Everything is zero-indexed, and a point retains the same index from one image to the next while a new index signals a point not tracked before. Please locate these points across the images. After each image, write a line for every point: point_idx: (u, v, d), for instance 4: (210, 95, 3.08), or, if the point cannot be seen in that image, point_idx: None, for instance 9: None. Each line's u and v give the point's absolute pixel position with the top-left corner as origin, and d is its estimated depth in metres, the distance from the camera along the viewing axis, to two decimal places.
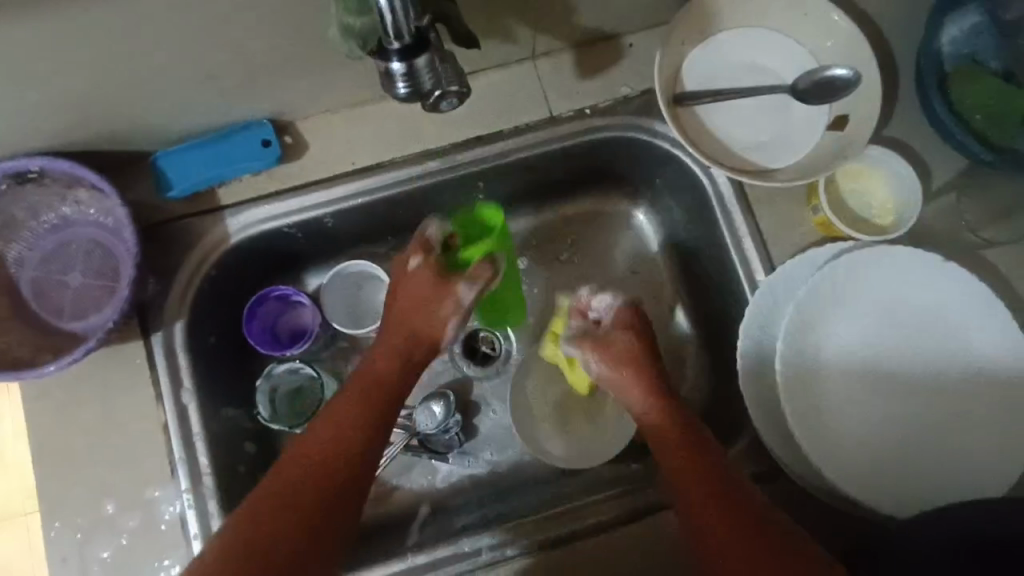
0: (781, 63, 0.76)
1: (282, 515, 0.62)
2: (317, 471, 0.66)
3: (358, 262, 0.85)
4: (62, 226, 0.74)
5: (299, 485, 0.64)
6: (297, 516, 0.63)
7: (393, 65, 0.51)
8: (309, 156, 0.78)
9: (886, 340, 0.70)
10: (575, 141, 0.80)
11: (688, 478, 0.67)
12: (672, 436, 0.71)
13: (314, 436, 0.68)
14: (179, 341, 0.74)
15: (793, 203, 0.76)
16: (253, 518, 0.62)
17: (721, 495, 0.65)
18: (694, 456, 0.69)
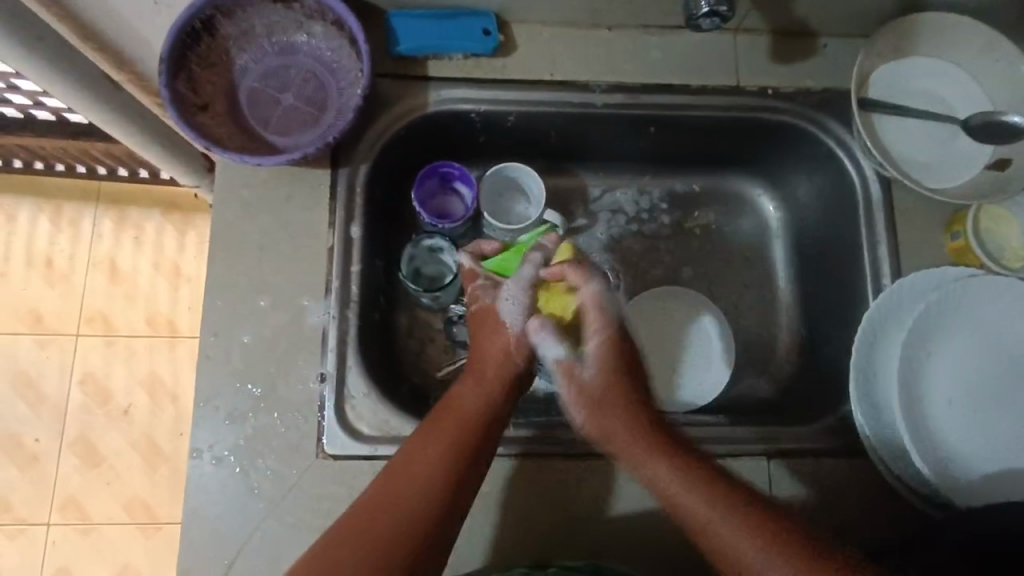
0: (959, 99, 0.83)
1: (436, 469, 0.65)
2: (448, 444, 0.67)
3: (516, 166, 0.91)
4: (288, 51, 0.82)
5: (435, 461, 0.65)
6: (447, 474, 0.65)
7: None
8: (515, 57, 0.85)
9: (993, 368, 0.75)
10: (751, 114, 0.87)
11: (732, 508, 0.63)
12: (708, 480, 0.66)
13: (442, 418, 0.69)
14: (360, 180, 0.81)
15: (933, 225, 0.82)
16: (414, 472, 0.65)
17: (714, 480, 0.66)
18: (693, 456, 0.68)
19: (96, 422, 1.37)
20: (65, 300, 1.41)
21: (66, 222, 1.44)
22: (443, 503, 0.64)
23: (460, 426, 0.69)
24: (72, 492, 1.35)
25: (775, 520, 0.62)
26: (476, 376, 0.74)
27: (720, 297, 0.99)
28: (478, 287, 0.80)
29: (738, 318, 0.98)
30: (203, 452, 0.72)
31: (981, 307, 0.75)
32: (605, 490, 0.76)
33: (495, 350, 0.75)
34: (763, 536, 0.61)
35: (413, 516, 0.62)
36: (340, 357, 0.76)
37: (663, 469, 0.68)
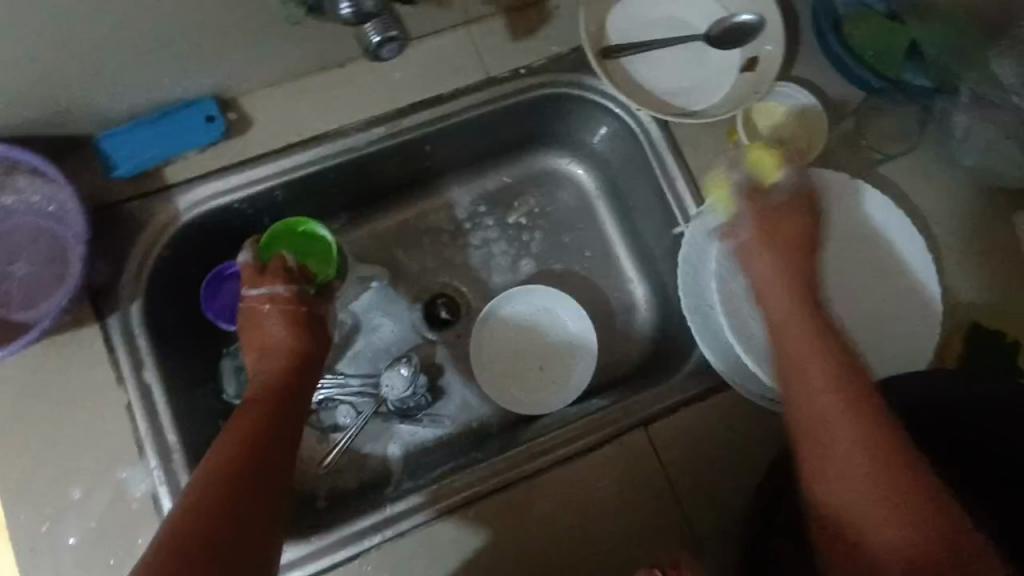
0: (694, 15, 0.82)
1: (233, 477, 0.58)
2: (243, 447, 0.61)
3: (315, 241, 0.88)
4: (4, 216, 0.73)
5: (226, 470, 0.58)
6: (238, 477, 0.58)
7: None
8: (253, 131, 0.79)
9: (828, 278, 0.78)
10: (514, 98, 0.84)
11: (874, 417, 0.57)
12: (860, 402, 0.58)
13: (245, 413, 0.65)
14: (137, 321, 0.73)
15: (716, 141, 0.82)
16: (208, 488, 0.56)
17: (869, 414, 0.57)
18: (832, 364, 0.62)
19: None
20: None
21: None
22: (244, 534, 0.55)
23: (244, 432, 0.63)
24: None
25: (910, 488, 0.53)
26: (268, 362, 0.72)
27: (568, 276, 0.98)
28: (281, 270, 0.76)
29: (592, 291, 0.97)
30: None
31: None
32: (508, 527, 0.73)
33: (280, 323, 0.74)
34: (875, 490, 0.54)
35: (201, 548, 0.52)
36: None
37: (833, 386, 0.60)
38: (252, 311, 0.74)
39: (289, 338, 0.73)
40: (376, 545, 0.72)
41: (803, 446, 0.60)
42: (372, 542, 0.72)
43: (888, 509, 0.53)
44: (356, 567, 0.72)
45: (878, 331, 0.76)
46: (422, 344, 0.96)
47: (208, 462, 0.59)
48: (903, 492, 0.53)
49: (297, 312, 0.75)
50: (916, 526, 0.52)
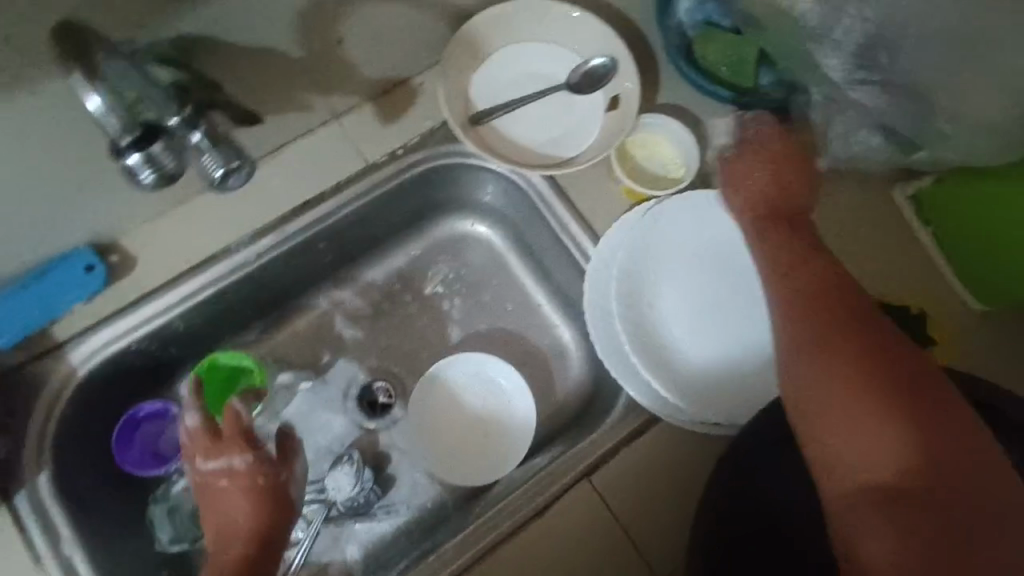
0: (552, 67, 0.85)
1: None
2: None
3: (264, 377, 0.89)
4: None
5: None
6: None
7: (129, 160, 0.58)
8: (139, 268, 0.78)
9: (731, 289, 0.79)
10: (397, 179, 0.85)
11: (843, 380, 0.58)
12: (847, 360, 0.59)
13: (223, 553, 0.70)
14: (46, 492, 0.70)
15: (600, 181, 0.84)
16: None
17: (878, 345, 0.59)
18: (832, 306, 0.63)
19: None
20: None
21: None
22: None
23: None
24: None
25: (911, 406, 0.56)
26: (226, 535, 0.72)
27: (496, 334, 0.98)
28: (241, 438, 0.75)
29: (522, 344, 0.97)
30: None
31: (664, 237, 0.79)
32: None
33: (239, 500, 0.73)
34: (872, 401, 0.57)
35: None
36: None
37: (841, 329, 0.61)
38: (211, 484, 0.75)
39: (248, 513, 0.72)
40: None
41: (812, 396, 0.59)
42: None
43: (879, 445, 0.55)
44: None
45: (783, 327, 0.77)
46: (364, 436, 0.94)
47: None
48: (893, 406, 0.56)
49: (258, 486, 0.74)
50: (932, 430, 0.55)
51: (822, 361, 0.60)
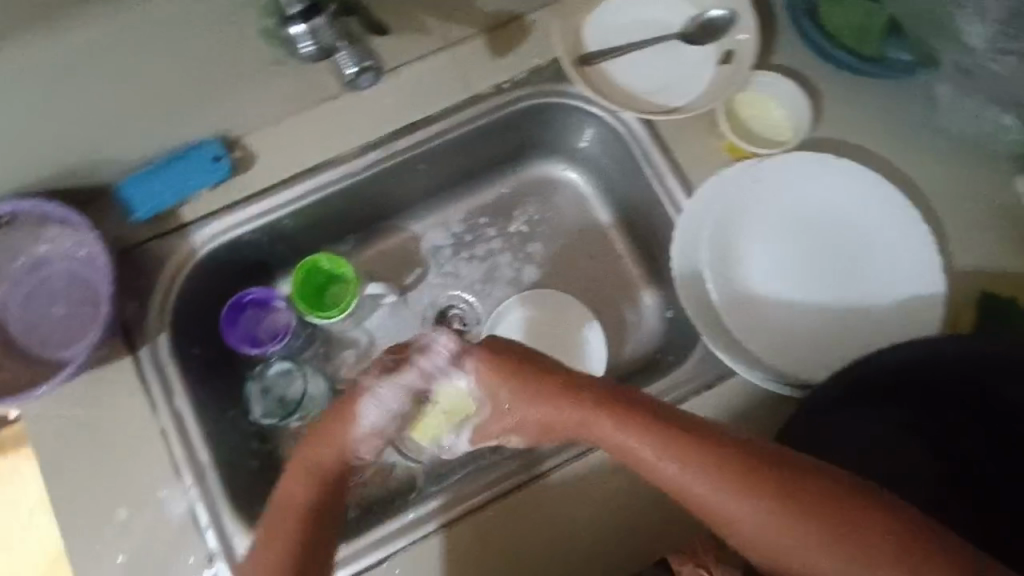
0: (668, 14, 0.84)
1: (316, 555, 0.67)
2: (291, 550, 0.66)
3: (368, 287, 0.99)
4: (38, 265, 0.79)
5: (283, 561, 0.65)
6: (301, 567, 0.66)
7: (296, 29, 0.70)
8: (259, 166, 0.84)
9: (830, 246, 0.78)
10: (503, 113, 0.88)
11: (730, 475, 0.62)
12: (665, 438, 0.65)
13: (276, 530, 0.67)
14: (165, 352, 0.79)
15: (701, 133, 0.83)
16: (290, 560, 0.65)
17: (765, 472, 0.62)
18: (741, 466, 0.62)
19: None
20: None
21: None
22: None
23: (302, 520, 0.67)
24: None
25: (763, 469, 0.62)
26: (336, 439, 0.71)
27: (573, 279, 1.00)
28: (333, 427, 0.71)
29: (597, 291, 0.99)
30: None
31: (763, 196, 0.79)
32: (531, 518, 0.77)
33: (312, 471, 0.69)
34: (761, 484, 0.61)
35: None
36: (219, 529, 0.75)
37: (684, 477, 0.63)
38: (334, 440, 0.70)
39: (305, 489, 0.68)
40: (404, 548, 0.76)
41: (668, 481, 0.64)
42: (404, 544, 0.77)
43: (775, 520, 0.61)
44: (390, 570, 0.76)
45: (882, 288, 0.76)
46: None
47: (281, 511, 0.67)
48: (754, 467, 0.62)
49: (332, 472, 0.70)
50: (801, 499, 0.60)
51: (672, 455, 0.64)
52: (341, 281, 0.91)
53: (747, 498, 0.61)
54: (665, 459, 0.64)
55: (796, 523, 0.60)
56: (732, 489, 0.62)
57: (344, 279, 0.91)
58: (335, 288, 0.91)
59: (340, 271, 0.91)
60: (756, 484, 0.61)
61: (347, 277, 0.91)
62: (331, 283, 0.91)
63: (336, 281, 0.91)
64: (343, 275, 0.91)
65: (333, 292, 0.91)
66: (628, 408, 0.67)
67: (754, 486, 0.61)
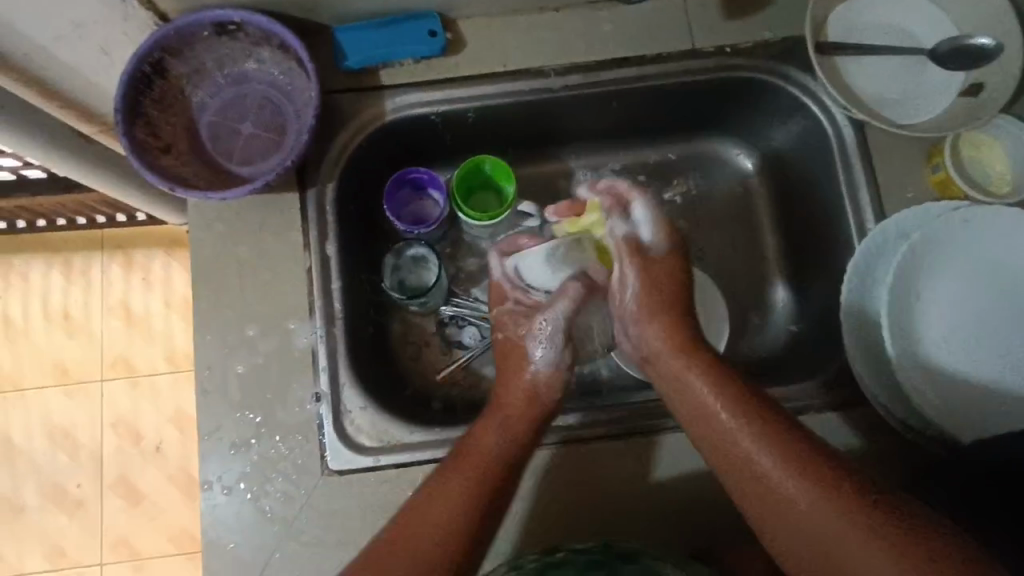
0: (922, 29, 0.79)
1: (487, 490, 0.67)
2: (471, 485, 0.67)
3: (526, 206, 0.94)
4: (242, 80, 0.83)
5: (461, 500, 0.66)
6: (469, 507, 0.66)
7: None
8: (465, 53, 0.84)
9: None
10: (715, 77, 0.85)
11: (787, 463, 0.61)
12: (740, 411, 0.66)
13: (451, 478, 0.67)
14: (329, 199, 0.81)
15: (913, 159, 0.80)
16: (467, 489, 0.67)
17: (813, 467, 0.60)
18: (782, 442, 0.62)
19: (134, 460, 1.40)
20: (86, 349, 1.43)
21: (78, 274, 1.45)
22: (460, 538, 0.64)
23: (483, 465, 0.69)
24: (121, 534, 1.38)
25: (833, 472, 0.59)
26: (512, 377, 0.77)
27: (709, 262, 0.97)
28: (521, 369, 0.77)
29: (730, 284, 0.96)
30: (213, 484, 0.75)
31: (974, 241, 0.73)
32: (618, 471, 0.76)
33: (519, 389, 0.76)
34: (796, 473, 0.60)
35: (450, 542, 0.64)
36: (332, 376, 0.78)
37: (754, 457, 0.63)
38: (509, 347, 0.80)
39: (507, 430, 0.72)
40: None
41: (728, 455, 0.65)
42: None
43: (832, 524, 0.57)
44: None
45: None
46: None
47: (480, 447, 0.70)
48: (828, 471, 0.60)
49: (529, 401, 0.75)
50: (854, 507, 0.57)
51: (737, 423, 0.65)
52: (503, 192, 0.91)
53: (802, 482, 0.59)
54: (732, 426, 0.65)
55: (835, 512, 0.57)
56: (790, 474, 0.60)
57: (508, 193, 0.91)
58: (496, 199, 0.92)
59: (505, 183, 0.90)
60: (793, 468, 0.60)
61: (510, 190, 0.90)
62: (493, 191, 0.92)
63: (500, 190, 0.91)
64: (508, 188, 0.90)
65: (495, 200, 0.92)
66: (734, 399, 0.67)
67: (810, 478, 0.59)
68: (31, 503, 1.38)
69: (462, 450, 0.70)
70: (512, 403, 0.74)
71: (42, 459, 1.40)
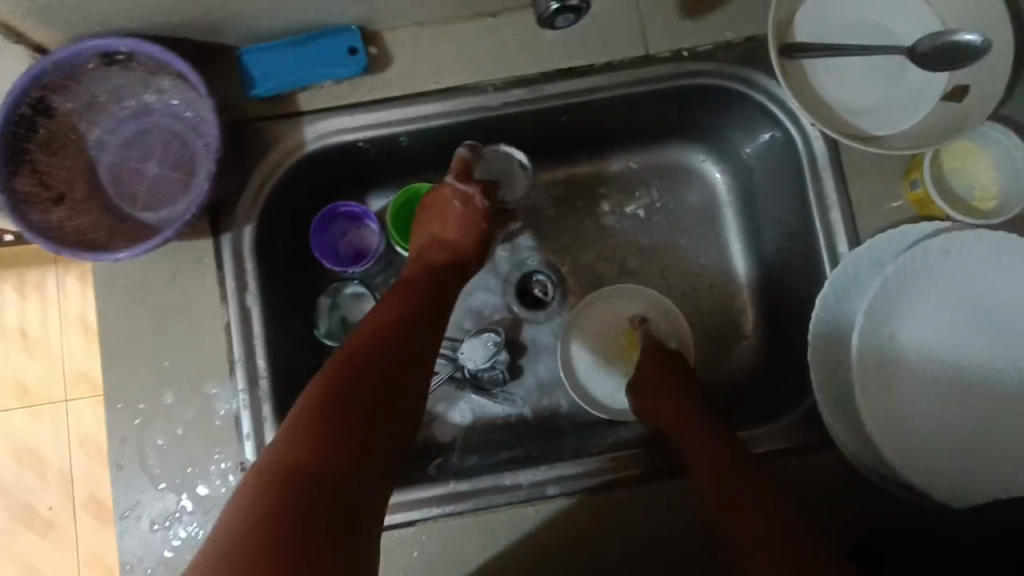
0: (900, 24, 0.70)
1: (383, 347, 0.61)
2: (382, 324, 0.63)
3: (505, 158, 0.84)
4: (142, 113, 0.73)
5: (354, 346, 0.60)
6: (369, 356, 0.59)
7: None
8: (390, 70, 0.75)
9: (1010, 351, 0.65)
10: (672, 84, 0.76)
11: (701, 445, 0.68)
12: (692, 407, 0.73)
13: (371, 324, 0.64)
14: (247, 244, 0.73)
15: (889, 174, 0.72)
16: (373, 339, 0.62)
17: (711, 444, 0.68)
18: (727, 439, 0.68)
19: (102, 481, 1.33)
20: (46, 368, 1.35)
21: (33, 287, 1.35)
22: (346, 392, 0.56)
23: (385, 327, 0.63)
24: (97, 549, 1.33)
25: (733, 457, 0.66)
26: (439, 218, 0.78)
27: (673, 280, 0.90)
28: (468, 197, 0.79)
29: (698, 304, 0.89)
30: (135, 564, 0.69)
31: (952, 271, 0.65)
32: (569, 533, 0.71)
33: (459, 221, 0.78)
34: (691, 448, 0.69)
35: (334, 380, 0.57)
36: (259, 443, 0.71)
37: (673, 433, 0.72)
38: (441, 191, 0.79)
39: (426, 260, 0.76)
40: (433, 517, 0.72)
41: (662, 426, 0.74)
42: (431, 514, 0.72)
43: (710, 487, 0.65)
44: (411, 534, 0.71)
45: None
46: (509, 319, 0.90)
47: (390, 309, 0.66)
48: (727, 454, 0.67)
49: (475, 224, 0.80)
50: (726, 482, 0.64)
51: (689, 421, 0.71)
52: None
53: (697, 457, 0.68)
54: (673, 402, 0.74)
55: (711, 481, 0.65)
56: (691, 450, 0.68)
57: None
58: None
59: None
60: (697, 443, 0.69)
61: None
62: None
63: None
64: None
65: None
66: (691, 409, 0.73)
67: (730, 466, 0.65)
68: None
69: (385, 304, 0.67)
70: (441, 250, 0.77)
71: (8, 483, 1.34)
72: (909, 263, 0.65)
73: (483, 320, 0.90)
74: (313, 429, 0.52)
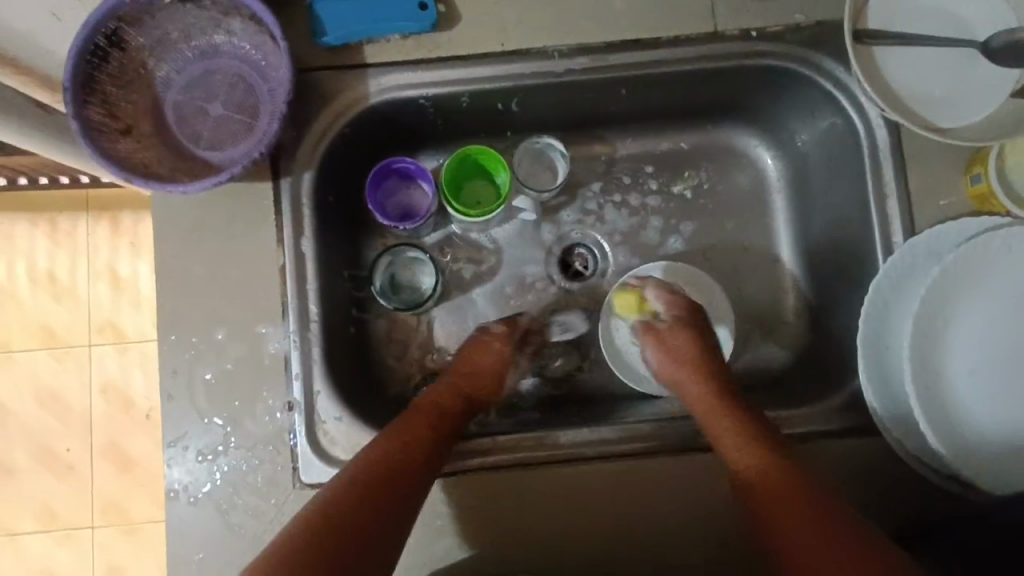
0: (976, 17, 0.70)
1: (392, 463, 0.64)
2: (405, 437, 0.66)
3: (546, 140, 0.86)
4: (211, 53, 0.74)
5: (373, 451, 0.64)
6: (383, 474, 0.62)
7: None
8: (459, 28, 0.75)
9: None
10: (737, 64, 0.76)
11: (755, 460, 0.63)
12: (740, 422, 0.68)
13: (394, 434, 0.67)
14: (306, 190, 0.74)
15: (950, 167, 0.72)
16: (387, 450, 0.64)
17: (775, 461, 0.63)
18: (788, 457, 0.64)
19: (123, 428, 1.34)
20: (73, 315, 1.35)
21: (63, 236, 1.35)
22: (355, 503, 0.59)
23: (405, 444, 0.66)
24: (112, 498, 1.33)
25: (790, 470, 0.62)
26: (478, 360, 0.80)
27: (717, 262, 0.90)
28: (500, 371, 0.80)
29: (740, 287, 0.90)
30: (179, 492, 0.71)
31: (1007, 266, 0.66)
32: (608, 496, 0.72)
33: (489, 358, 0.80)
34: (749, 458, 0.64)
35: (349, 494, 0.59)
36: (306, 385, 0.72)
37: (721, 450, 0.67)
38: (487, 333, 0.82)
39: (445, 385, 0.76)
40: (473, 470, 0.73)
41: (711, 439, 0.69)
42: (472, 466, 0.73)
43: (774, 505, 0.60)
44: (450, 485, 0.72)
45: None
46: (549, 288, 0.90)
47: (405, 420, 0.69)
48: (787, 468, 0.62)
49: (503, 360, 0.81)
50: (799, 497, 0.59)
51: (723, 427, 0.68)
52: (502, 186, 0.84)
53: (755, 472, 0.63)
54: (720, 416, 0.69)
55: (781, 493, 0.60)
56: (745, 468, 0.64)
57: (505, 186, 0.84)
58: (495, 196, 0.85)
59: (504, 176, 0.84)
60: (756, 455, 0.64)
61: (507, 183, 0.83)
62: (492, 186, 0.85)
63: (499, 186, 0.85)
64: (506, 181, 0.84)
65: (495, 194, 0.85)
66: (731, 408, 0.70)
67: (785, 472, 0.62)
68: (19, 465, 1.33)
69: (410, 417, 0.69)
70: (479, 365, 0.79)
71: (31, 420, 1.34)
72: (971, 253, 0.65)
73: (523, 286, 0.90)
74: (329, 540, 0.55)
